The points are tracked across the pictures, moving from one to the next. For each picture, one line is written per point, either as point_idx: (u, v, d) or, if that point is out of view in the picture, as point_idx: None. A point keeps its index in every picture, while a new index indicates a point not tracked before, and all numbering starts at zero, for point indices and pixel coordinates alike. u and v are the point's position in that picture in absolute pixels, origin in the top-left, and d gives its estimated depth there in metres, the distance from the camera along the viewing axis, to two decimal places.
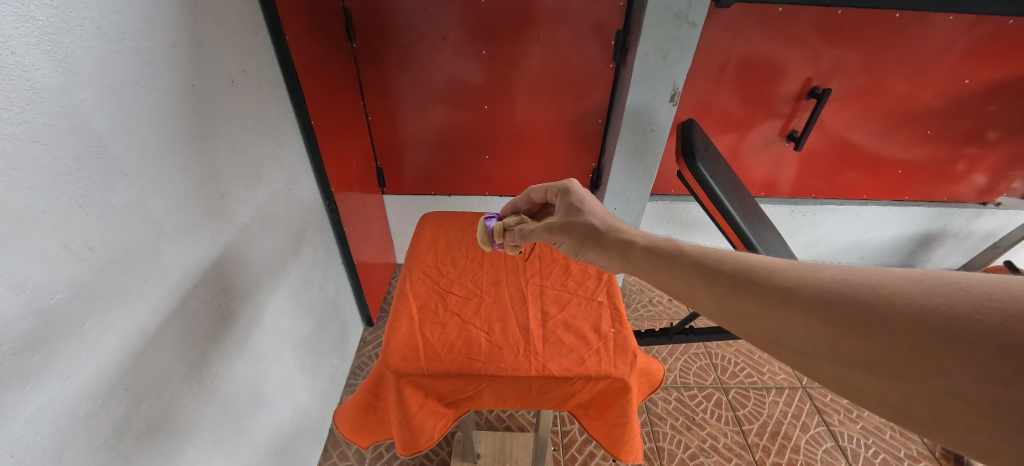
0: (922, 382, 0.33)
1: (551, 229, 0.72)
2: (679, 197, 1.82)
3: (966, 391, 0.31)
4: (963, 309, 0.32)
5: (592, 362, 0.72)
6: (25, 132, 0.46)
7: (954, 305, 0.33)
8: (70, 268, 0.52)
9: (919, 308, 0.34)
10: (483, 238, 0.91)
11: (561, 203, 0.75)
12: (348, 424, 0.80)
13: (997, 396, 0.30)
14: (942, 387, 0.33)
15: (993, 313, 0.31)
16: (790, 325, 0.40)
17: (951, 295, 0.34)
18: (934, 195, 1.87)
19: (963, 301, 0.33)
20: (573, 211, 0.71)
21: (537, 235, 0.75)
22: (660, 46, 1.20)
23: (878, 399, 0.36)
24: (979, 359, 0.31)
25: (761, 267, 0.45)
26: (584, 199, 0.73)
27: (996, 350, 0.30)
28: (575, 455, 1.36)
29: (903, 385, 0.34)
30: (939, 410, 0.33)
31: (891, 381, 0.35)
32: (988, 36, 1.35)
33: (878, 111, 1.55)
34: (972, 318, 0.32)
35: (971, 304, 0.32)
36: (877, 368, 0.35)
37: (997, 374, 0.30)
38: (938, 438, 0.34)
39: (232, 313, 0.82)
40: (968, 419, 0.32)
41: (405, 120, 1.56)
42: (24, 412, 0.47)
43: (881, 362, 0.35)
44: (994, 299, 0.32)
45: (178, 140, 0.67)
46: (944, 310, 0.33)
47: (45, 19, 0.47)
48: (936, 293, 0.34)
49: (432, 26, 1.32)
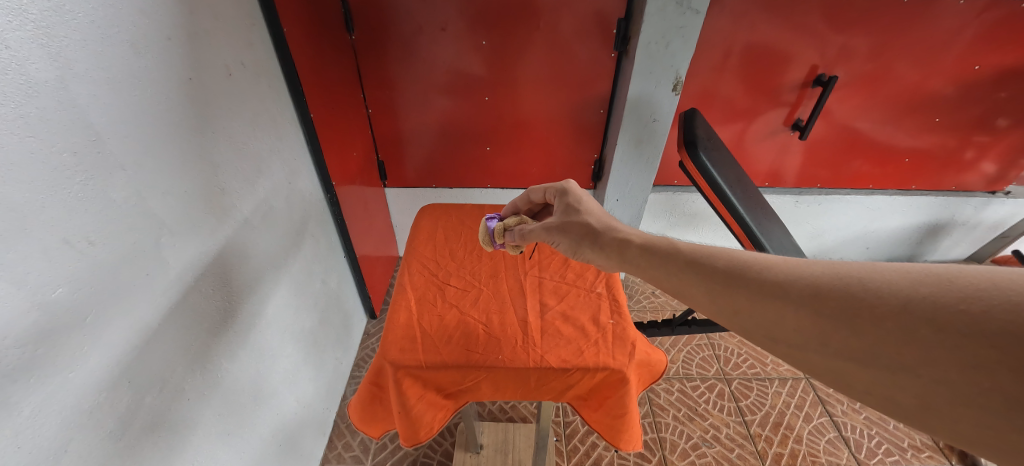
0: (912, 372, 0.33)
1: (548, 229, 0.71)
2: (682, 188, 1.80)
3: (953, 381, 0.31)
4: (948, 299, 0.32)
5: (590, 354, 0.72)
6: (21, 126, 0.45)
7: (941, 295, 0.32)
8: (71, 261, 0.52)
9: (907, 298, 0.34)
10: (484, 238, 0.90)
11: (558, 204, 0.74)
12: (359, 413, 0.79)
13: (981, 384, 0.30)
14: (930, 376, 0.32)
15: (978, 302, 0.31)
16: (781, 319, 0.40)
17: (939, 286, 0.33)
18: (942, 184, 1.84)
19: (950, 292, 0.32)
20: (570, 211, 0.71)
21: (536, 235, 0.74)
22: (663, 34, 1.19)
23: (869, 390, 0.35)
24: (965, 347, 0.30)
25: (752, 262, 0.45)
26: (580, 198, 0.72)
27: (985, 340, 0.30)
28: (577, 446, 1.37)
29: (892, 376, 0.34)
30: (929, 400, 0.32)
31: (883, 372, 0.34)
32: (999, 21, 1.32)
33: (886, 99, 1.52)
34: (958, 307, 0.31)
35: (956, 294, 0.32)
36: (867, 359, 0.35)
37: (984, 362, 0.30)
38: (931, 430, 0.33)
39: (234, 307, 0.82)
40: (955, 408, 0.31)
41: (406, 111, 1.55)
42: (29, 404, 0.48)
43: (874, 355, 0.34)
44: (979, 289, 0.31)
45: (175, 134, 0.67)
46: (930, 300, 0.33)
47: (39, 13, 0.47)
48: (923, 283, 0.34)
49: (432, 17, 1.31)
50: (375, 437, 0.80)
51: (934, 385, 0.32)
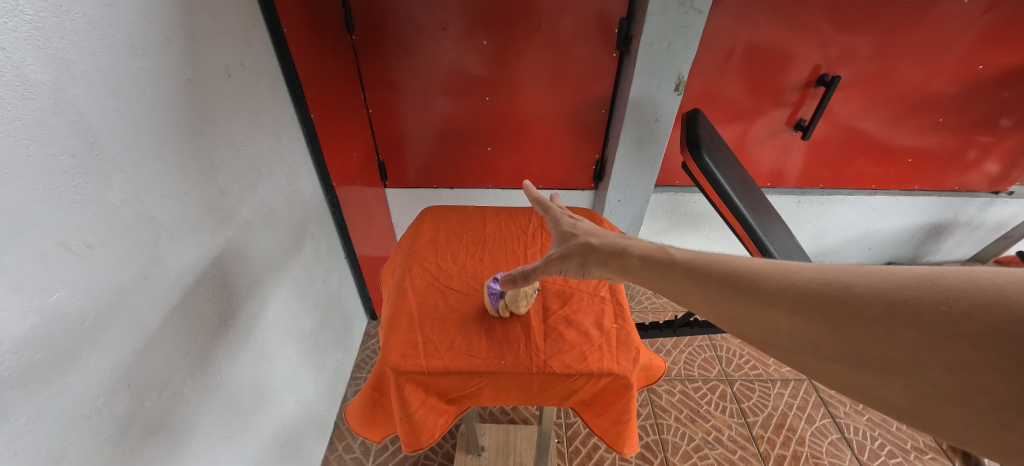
0: (900, 373, 0.32)
1: (551, 261, 0.68)
2: (684, 189, 1.80)
3: (938, 380, 0.30)
4: (929, 301, 0.31)
5: (594, 359, 0.72)
6: (17, 128, 0.45)
7: (922, 297, 0.32)
8: (69, 266, 0.51)
9: (890, 302, 0.33)
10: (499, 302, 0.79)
11: (554, 232, 0.73)
12: (358, 419, 0.78)
13: (967, 384, 0.29)
14: (916, 377, 0.31)
15: (959, 302, 0.30)
16: (775, 326, 0.39)
17: (921, 287, 0.32)
18: (945, 184, 1.83)
19: (932, 293, 0.32)
20: (568, 237, 0.70)
21: (540, 271, 0.69)
22: (665, 33, 1.18)
23: (860, 391, 0.35)
24: (948, 348, 0.30)
25: (747, 269, 0.44)
26: (575, 221, 0.72)
27: (967, 341, 0.29)
28: (579, 448, 1.37)
29: (882, 379, 0.33)
30: (917, 401, 0.32)
31: (873, 374, 0.33)
32: (1003, 21, 1.31)
33: (889, 99, 1.51)
34: (939, 309, 0.31)
35: (937, 295, 0.31)
36: (857, 361, 0.34)
37: (968, 362, 0.29)
38: (921, 428, 0.32)
39: (234, 310, 0.82)
40: (944, 408, 0.31)
41: (406, 112, 1.54)
42: (26, 411, 0.47)
43: (861, 357, 0.34)
44: (960, 290, 0.31)
45: (173, 135, 0.66)
46: (913, 303, 0.32)
47: (35, 13, 0.46)
48: (906, 285, 0.33)
49: (431, 16, 1.30)
50: (375, 442, 0.80)
51: (922, 387, 0.31)
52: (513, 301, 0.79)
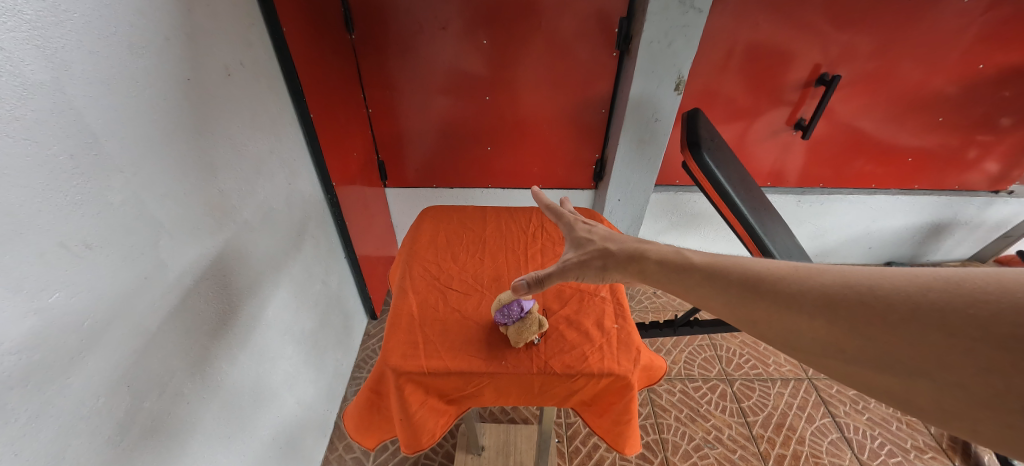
0: (928, 376, 0.32)
1: (571, 266, 0.65)
2: (684, 188, 1.80)
3: (967, 383, 0.31)
4: (956, 304, 0.32)
5: (595, 359, 0.72)
6: (16, 128, 0.45)
7: (949, 300, 0.32)
8: (69, 267, 0.51)
9: (916, 305, 0.33)
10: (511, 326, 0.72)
11: (568, 240, 0.72)
12: (354, 421, 0.78)
13: (996, 386, 0.29)
14: (944, 380, 0.32)
15: (987, 305, 0.30)
16: (797, 329, 0.39)
17: (947, 290, 0.33)
18: (945, 183, 1.83)
19: (958, 295, 0.32)
20: (585, 243, 0.68)
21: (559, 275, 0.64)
22: (665, 33, 1.18)
23: (886, 394, 0.35)
24: (977, 351, 0.30)
25: (766, 273, 0.44)
26: (590, 227, 0.72)
27: (996, 344, 0.29)
28: (579, 447, 1.37)
29: (907, 381, 0.33)
30: (945, 403, 0.32)
31: (900, 377, 0.34)
32: (1003, 19, 1.31)
33: (889, 98, 1.51)
34: (966, 311, 0.31)
35: (964, 298, 0.32)
36: (884, 365, 0.34)
37: (996, 366, 0.29)
38: (948, 429, 0.32)
39: (233, 310, 0.82)
40: (973, 411, 0.31)
41: (406, 111, 1.54)
42: (25, 412, 0.47)
43: (886, 360, 0.34)
44: (987, 292, 0.31)
45: (173, 135, 0.66)
46: (939, 306, 0.32)
47: (34, 13, 0.46)
48: (931, 288, 0.33)
49: (431, 15, 1.30)
50: (370, 447, 0.79)
51: (950, 390, 0.31)
52: (517, 332, 0.72)
